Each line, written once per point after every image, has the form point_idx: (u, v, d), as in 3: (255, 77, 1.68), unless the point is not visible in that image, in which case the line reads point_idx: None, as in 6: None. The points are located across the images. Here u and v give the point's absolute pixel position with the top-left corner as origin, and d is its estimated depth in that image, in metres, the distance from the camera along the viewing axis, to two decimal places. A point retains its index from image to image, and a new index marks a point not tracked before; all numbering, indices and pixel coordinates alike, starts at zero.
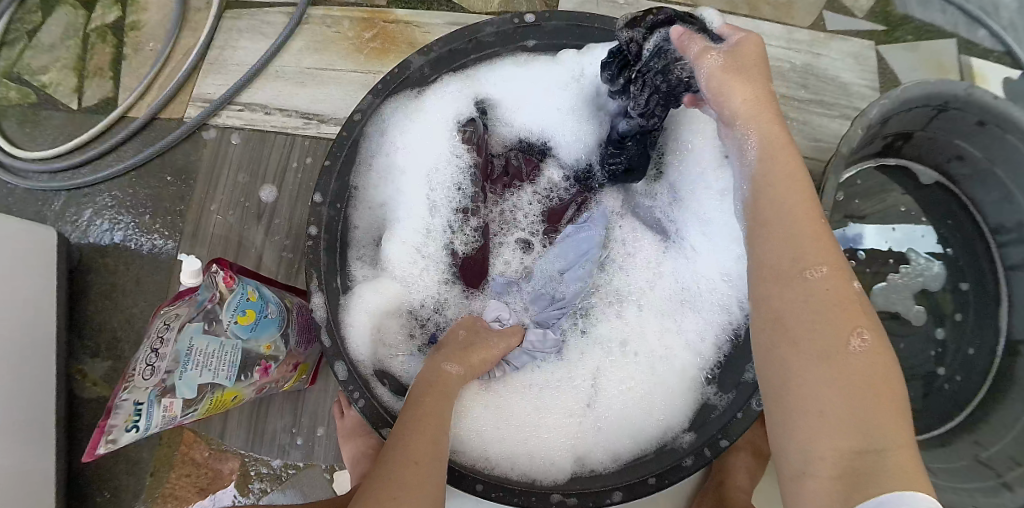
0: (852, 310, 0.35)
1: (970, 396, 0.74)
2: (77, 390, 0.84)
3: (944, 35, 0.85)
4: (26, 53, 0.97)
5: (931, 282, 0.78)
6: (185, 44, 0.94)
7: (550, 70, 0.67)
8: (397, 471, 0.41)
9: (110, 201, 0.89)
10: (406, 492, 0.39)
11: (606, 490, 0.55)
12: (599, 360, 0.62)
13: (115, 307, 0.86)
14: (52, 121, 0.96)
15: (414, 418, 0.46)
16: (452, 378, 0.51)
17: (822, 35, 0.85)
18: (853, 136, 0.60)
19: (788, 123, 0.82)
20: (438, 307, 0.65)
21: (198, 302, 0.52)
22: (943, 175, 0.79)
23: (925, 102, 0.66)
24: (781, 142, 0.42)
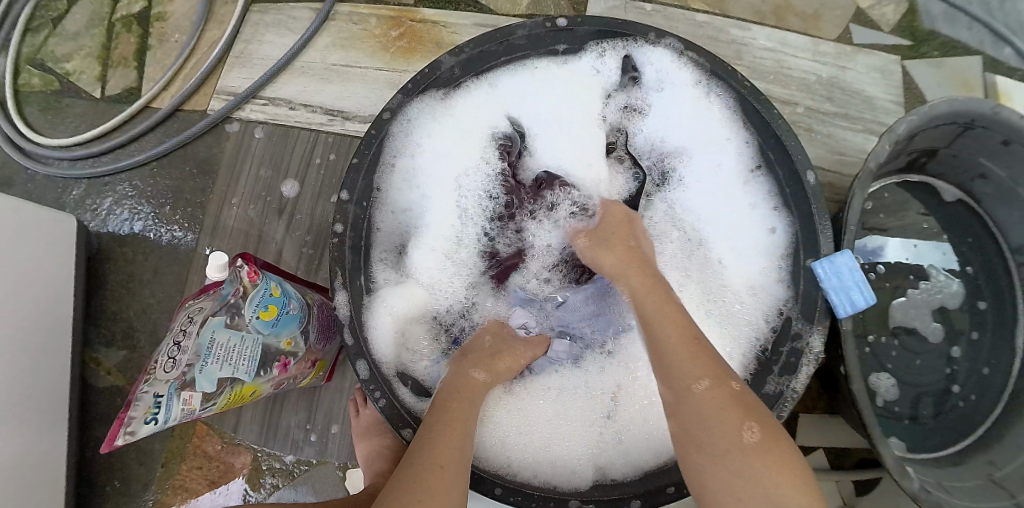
0: (742, 408, 0.42)
1: (984, 415, 0.73)
2: (91, 378, 0.84)
3: (970, 52, 0.84)
4: (51, 40, 0.98)
5: (949, 300, 0.77)
6: (210, 36, 0.94)
7: (577, 78, 0.68)
8: (422, 474, 0.41)
9: (131, 190, 0.89)
10: (431, 497, 0.39)
11: (624, 498, 0.54)
12: (620, 375, 0.61)
13: (132, 296, 0.86)
14: (74, 109, 0.97)
15: (439, 423, 0.46)
16: (480, 383, 0.51)
17: (849, 49, 0.84)
18: (880, 151, 0.59)
19: (811, 136, 0.82)
20: (464, 315, 0.65)
21: (222, 296, 0.52)
22: (966, 192, 0.78)
23: (951, 119, 0.66)
24: (647, 288, 0.52)
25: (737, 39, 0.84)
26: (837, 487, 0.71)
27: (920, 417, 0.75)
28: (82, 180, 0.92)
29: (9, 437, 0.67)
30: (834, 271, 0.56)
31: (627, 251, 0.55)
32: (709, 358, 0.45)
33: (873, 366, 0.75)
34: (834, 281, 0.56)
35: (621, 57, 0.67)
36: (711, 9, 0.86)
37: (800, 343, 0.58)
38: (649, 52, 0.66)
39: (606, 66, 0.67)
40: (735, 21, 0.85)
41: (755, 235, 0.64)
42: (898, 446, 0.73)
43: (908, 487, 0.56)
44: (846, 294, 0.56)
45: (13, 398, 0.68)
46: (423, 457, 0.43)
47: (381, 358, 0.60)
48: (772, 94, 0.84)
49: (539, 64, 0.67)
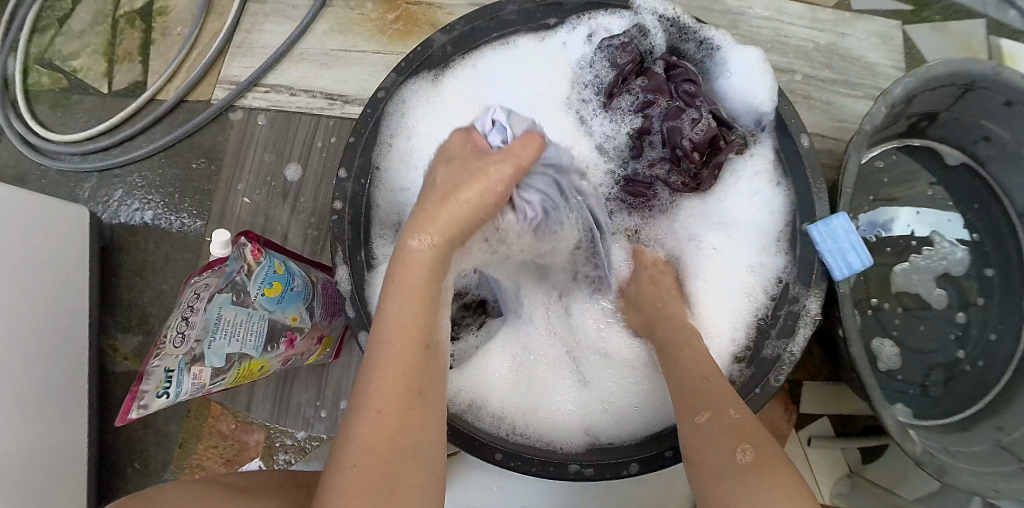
0: (741, 432, 0.42)
1: (994, 379, 0.73)
2: (110, 364, 0.87)
3: (973, 15, 0.83)
4: (56, 39, 1.01)
5: (953, 267, 0.76)
6: (212, 27, 0.96)
7: (554, 54, 0.68)
8: (360, 426, 0.36)
9: (140, 182, 0.91)
10: (365, 456, 0.35)
11: (622, 463, 0.54)
12: (586, 348, 0.63)
13: (145, 284, 0.88)
14: (83, 105, 0.99)
15: (373, 348, 0.40)
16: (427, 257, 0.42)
17: (848, 14, 0.83)
18: (876, 113, 0.58)
19: (810, 104, 0.81)
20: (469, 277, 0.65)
21: (227, 273, 0.53)
22: (969, 155, 0.77)
23: (950, 81, 0.65)
24: (673, 332, 0.55)
25: (732, 9, 0.84)
26: (843, 454, 0.72)
27: (927, 384, 0.74)
28: (93, 173, 0.94)
29: (25, 421, 0.69)
30: (829, 234, 0.56)
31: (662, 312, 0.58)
32: (717, 389, 0.47)
33: (875, 330, 0.74)
34: (832, 245, 0.56)
35: (590, 27, 0.67)
36: None
37: (798, 307, 0.58)
38: (610, 20, 0.67)
39: (575, 36, 0.67)
40: None
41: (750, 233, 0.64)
42: (903, 413, 0.73)
43: (912, 451, 0.55)
44: (842, 257, 0.56)
45: (29, 383, 0.71)
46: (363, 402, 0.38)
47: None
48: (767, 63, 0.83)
49: (528, 41, 0.68)
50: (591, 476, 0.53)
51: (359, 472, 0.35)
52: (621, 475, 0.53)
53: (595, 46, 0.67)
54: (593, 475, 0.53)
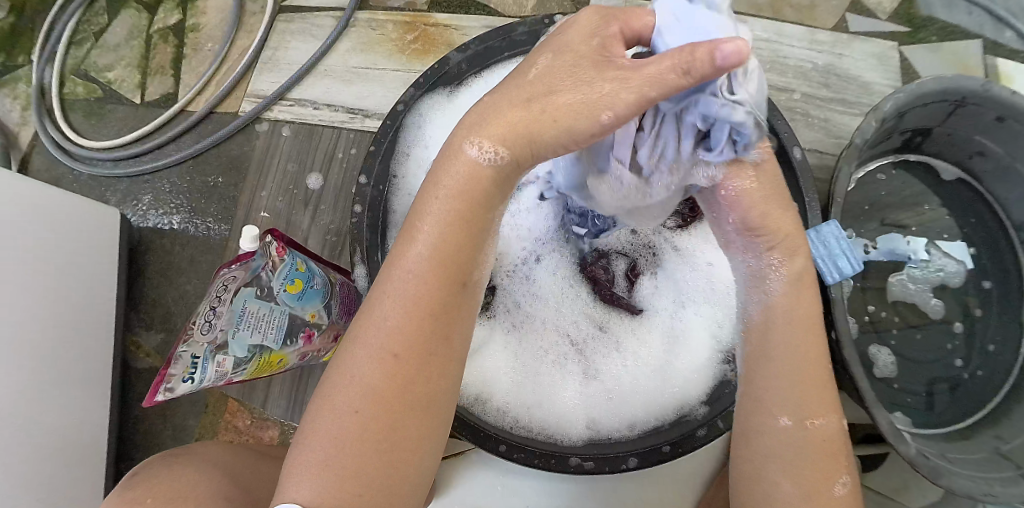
0: (835, 456, 0.41)
1: (990, 394, 0.74)
2: (132, 359, 0.90)
3: (968, 36, 0.87)
4: (93, 52, 1.08)
5: (950, 279, 0.79)
6: (241, 44, 1.02)
7: None
8: (370, 364, 0.38)
9: (168, 187, 0.96)
10: (369, 402, 0.38)
11: (622, 456, 0.57)
12: (599, 346, 0.64)
13: (169, 284, 0.92)
14: (115, 114, 1.05)
15: (390, 284, 0.40)
16: (477, 182, 0.40)
17: (845, 36, 0.87)
18: (867, 127, 0.62)
19: (809, 121, 0.84)
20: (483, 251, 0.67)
21: (252, 269, 0.58)
22: (965, 171, 0.80)
23: (941, 97, 0.69)
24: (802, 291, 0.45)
25: None
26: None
27: (930, 394, 0.75)
28: (124, 179, 0.99)
29: (49, 409, 0.73)
30: (822, 241, 0.60)
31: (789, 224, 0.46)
32: (826, 394, 0.42)
33: (871, 339, 0.76)
34: (825, 250, 0.60)
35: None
36: None
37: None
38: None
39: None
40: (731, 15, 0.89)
41: None
42: (904, 421, 0.74)
43: (905, 452, 0.57)
44: (833, 262, 0.59)
45: (56, 371, 0.75)
46: (376, 340, 0.39)
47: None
48: (768, 83, 0.86)
49: None
50: (591, 468, 0.56)
51: (361, 414, 0.38)
52: (619, 469, 0.57)
53: None
54: (593, 468, 0.56)
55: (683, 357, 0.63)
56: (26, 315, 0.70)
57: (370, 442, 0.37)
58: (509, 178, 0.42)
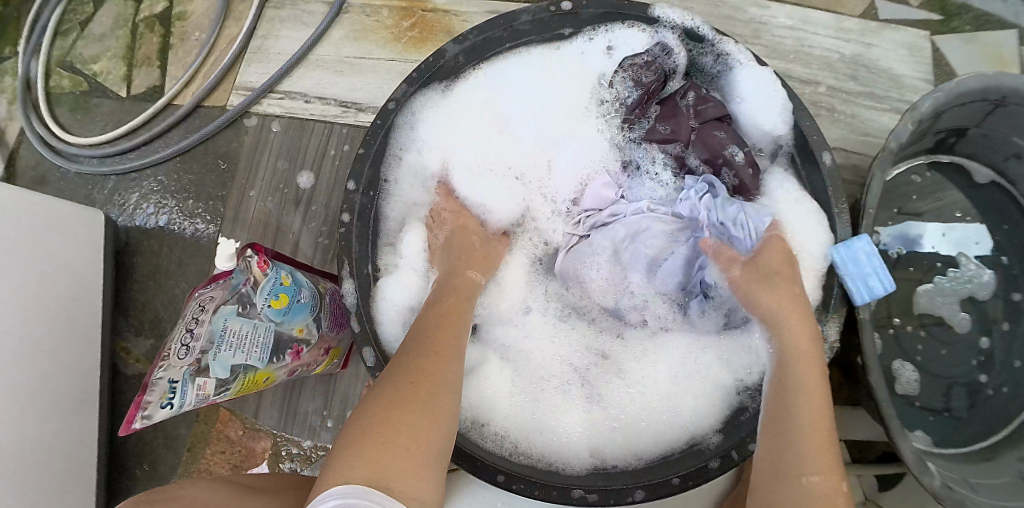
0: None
1: (1015, 414, 0.69)
2: (122, 365, 0.88)
3: (1005, 26, 0.79)
4: (79, 43, 1.03)
5: (978, 290, 0.74)
6: (229, 32, 0.97)
7: (568, 66, 0.67)
8: (419, 353, 0.46)
9: (156, 186, 0.92)
10: (413, 377, 0.43)
11: (628, 489, 0.52)
12: (603, 375, 0.61)
13: (158, 287, 0.89)
14: (101, 108, 1.01)
15: (435, 312, 0.52)
16: (467, 283, 0.57)
17: (874, 24, 0.81)
18: (903, 129, 0.56)
19: (833, 116, 0.79)
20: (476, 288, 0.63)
21: (233, 286, 0.53)
22: (999, 174, 0.74)
23: (981, 96, 0.62)
24: (804, 349, 0.48)
25: (754, 18, 0.82)
26: (858, 481, 0.69)
27: (948, 408, 0.71)
28: (112, 177, 0.96)
29: (35, 423, 0.70)
30: (851, 258, 0.54)
31: (788, 300, 0.51)
32: (827, 448, 0.41)
33: (894, 354, 0.72)
34: (855, 270, 0.54)
35: (608, 40, 0.65)
36: None
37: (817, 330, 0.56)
38: (628, 34, 0.65)
39: (593, 48, 0.66)
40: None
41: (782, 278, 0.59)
42: (923, 441, 0.69)
43: (929, 484, 0.53)
44: (863, 282, 0.54)
45: (41, 385, 0.72)
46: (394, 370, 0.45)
47: (388, 346, 0.60)
48: (791, 74, 0.81)
49: (548, 48, 0.66)
50: (595, 501, 0.52)
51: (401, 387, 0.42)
52: (625, 502, 0.52)
53: (614, 60, 0.66)
54: (597, 501, 0.52)
55: (693, 382, 0.59)
56: (6, 329, 0.67)
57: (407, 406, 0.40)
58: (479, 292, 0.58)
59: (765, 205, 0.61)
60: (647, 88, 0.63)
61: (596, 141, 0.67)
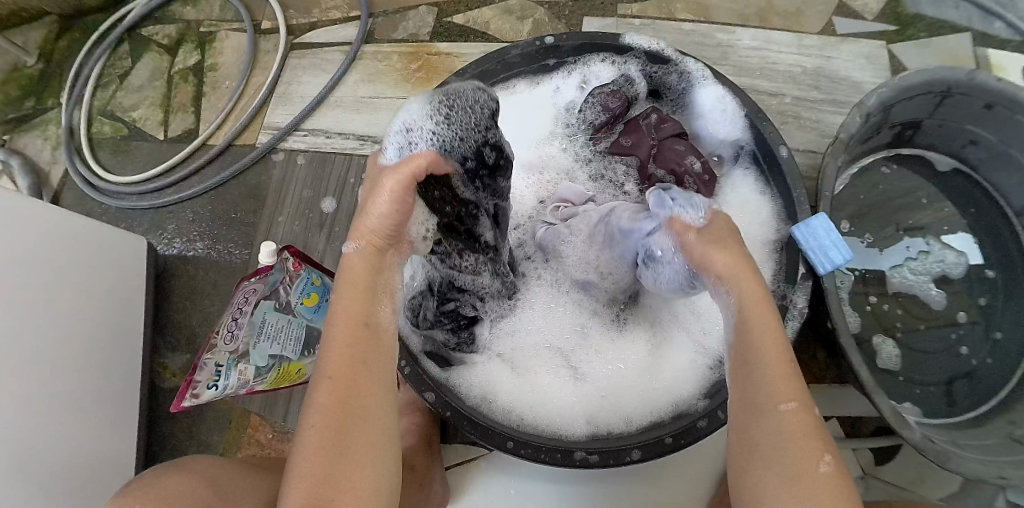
0: (816, 439, 0.37)
1: (1004, 381, 0.75)
2: (158, 381, 0.95)
3: (958, 29, 0.91)
4: (118, 93, 1.16)
5: (950, 269, 0.81)
6: (256, 80, 1.09)
7: (549, 99, 0.79)
8: (318, 389, 0.38)
9: (191, 216, 1.02)
10: (322, 420, 0.37)
11: (625, 449, 0.58)
12: (584, 357, 0.68)
13: (194, 306, 0.97)
14: (140, 150, 1.13)
15: (337, 320, 0.41)
16: (366, 259, 0.43)
17: (832, 39, 0.92)
18: (851, 123, 0.66)
19: (800, 123, 0.89)
20: (442, 257, 0.59)
21: (272, 282, 0.62)
22: (960, 161, 0.84)
23: (928, 88, 0.72)
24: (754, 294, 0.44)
25: (722, 42, 0.93)
26: (856, 456, 0.74)
27: (948, 384, 0.77)
28: (148, 211, 1.06)
29: (74, 426, 0.77)
30: (812, 234, 0.62)
31: (739, 256, 0.46)
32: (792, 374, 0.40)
33: (876, 329, 0.79)
34: (815, 243, 0.62)
35: (582, 77, 0.78)
36: (697, 18, 0.95)
37: (786, 301, 0.63)
38: (601, 69, 0.77)
39: (569, 83, 0.78)
40: (718, 27, 0.94)
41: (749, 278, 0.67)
42: (913, 412, 0.75)
43: (911, 437, 0.58)
44: (824, 254, 0.61)
45: (80, 391, 0.78)
46: (315, 383, 0.39)
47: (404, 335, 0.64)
48: (759, 88, 0.91)
49: (534, 82, 0.78)
50: (596, 461, 0.57)
51: (316, 431, 0.37)
52: (623, 461, 0.58)
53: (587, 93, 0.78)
54: (598, 461, 0.57)
55: (665, 358, 0.67)
56: (51, 333, 0.75)
57: (332, 455, 0.36)
58: (383, 256, 0.45)
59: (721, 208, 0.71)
60: (614, 108, 0.74)
61: (574, 160, 0.77)
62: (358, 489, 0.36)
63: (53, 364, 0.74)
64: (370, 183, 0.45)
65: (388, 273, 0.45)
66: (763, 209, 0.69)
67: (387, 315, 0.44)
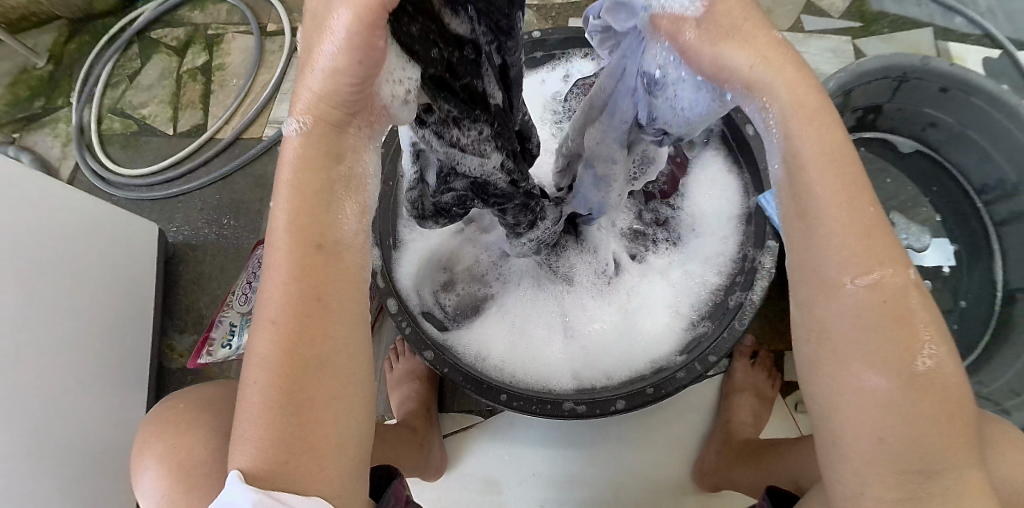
0: (906, 320, 0.35)
1: (975, 340, 0.83)
2: (166, 361, 1.00)
3: (920, 25, 0.99)
4: (128, 92, 1.21)
5: (916, 241, 0.88)
6: (262, 78, 1.15)
7: (535, 90, 0.85)
8: (256, 335, 0.33)
9: (201, 205, 1.07)
10: (262, 375, 0.33)
11: (611, 400, 0.64)
12: (568, 316, 0.73)
13: (202, 290, 1.02)
14: (149, 145, 1.17)
15: (287, 232, 0.32)
16: (317, 130, 0.31)
17: (801, 35, 0.99)
18: None
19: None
20: (437, 129, 0.38)
21: None
22: (921, 143, 0.91)
23: (886, 74, 0.78)
24: (810, 110, 0.35)
25: None
26: None
27: None
28: (146, 202, 1.12)
29: (87, 399, 0.81)
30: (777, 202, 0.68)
31: (768, 44, 0.34)
32: (879, 236, 0.36)
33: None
34: None
35: (566, 70, 0.84)
36: None
37: (754, 262, 0.68)
38: (582, 62, 0.83)
39: (553, 76, 0.84)
40: None
41: (721, 247, 0.73)
42: None
43: None
44: None
45: (91, 364, 0.83)
46: (257, 324, 0.34)
47: (407, 298, 0.70)
48: None
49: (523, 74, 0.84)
50: (583, 411, 0.63)
51: (259, 390, 0.33)
52: (609, 410, 0.63)
53: (570, 84, 0.84)
54: (584, 411, 0.63)
55: (646, 321, 0.72)
56: (71, 309, 0.79)
57: (278, 414, 0.33)
58: (341, 136, 0.32)
59: (693, 185, 0.77)
60: None
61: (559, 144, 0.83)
62: (315, 447, 0.33)
63: (70, 339, 0.79)
64: (311, 26, 0.29)
65: (351, 160, 0.33)
66: (729, 185, 0.75)
67: (351, 222, 0.35)
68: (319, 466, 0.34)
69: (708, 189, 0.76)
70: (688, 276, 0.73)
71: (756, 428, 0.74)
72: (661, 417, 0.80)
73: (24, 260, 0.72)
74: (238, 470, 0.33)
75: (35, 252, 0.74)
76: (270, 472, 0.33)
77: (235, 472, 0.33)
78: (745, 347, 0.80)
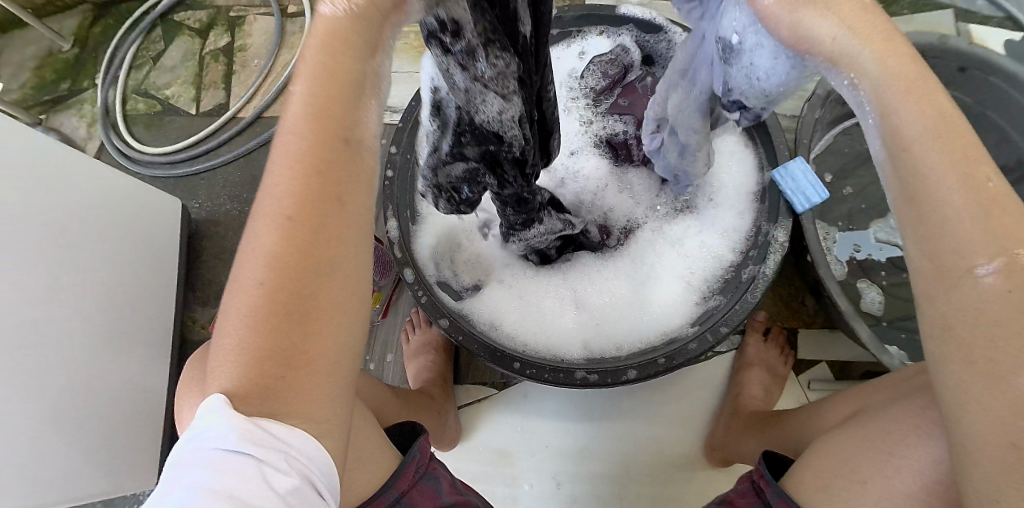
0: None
1: None
2: (189, 332, 1.02)
3: (941, 6, 0.97)
4: (151, 73, 1.23)
5: None
6: (283, 59, 1.17)
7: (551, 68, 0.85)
8: (264, 231, 0.31)
9: (224, 182, 1.10)
10: (272, 278, 0.31)
11: (622, 369, 0.64)
12: (581, 287, 0.75)
13: (224, 265, 1.06)
14: (173, 124, 1.19)
15: (301, 136, 0.31)
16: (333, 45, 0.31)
17: None
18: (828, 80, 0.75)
19: None
20: (461, 59, 0.36)
21: None
22: None
23: None
24: (908, 80, 0.31)
25: None
26: None
27: None
28: (171, 180, 1.14)
29: (116, 366, 0.84)
30: (791, 175, 0.69)
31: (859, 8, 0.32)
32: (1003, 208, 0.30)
33: (860, 276, 0.85)
34: (795, 183, 0.69)
35: (581, 47, 0.85)
36: None
37: (767, 236, 0.68)
38: (598, 40, 0.84)
39: (569, 53, 0.85)
40: None
41: (733, 219, 0.73)
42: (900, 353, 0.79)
43: (891, 363, 0.66)
44: (803, 194, 0.69)
45: (118, 332, 0.85)
46: (250, 240, 0.31)
47: (424, 269, 0.72)
48: None
49: None
50: (594, 380, 0.64)
51: (263, 294, 0.31)
52: (620, 380, 0.64)
53: (585, 61, 0.84)
54: (596, 380, 0.64)
55: (657, 293, 0.73)
56: (97, 279, 0.82)
57: (279, 323, 0.31)
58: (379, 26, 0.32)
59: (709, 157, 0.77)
60: (614, 74, 0.80)
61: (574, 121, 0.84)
62: (311, 364, 0.31)
63: (99, 308, 0.81)
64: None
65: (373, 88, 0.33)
66: (745, 157, 0.75)
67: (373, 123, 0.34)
68: (313, 390, 0.32)
69: (725, 160, 0.76)
70: (702, 249, 0.74)
71: (766, 404, 0.74)
72: (670, 393, 0.81)
73: (45, 231, 0.73)
74: (223, 394, 0.30)
75: (63, 228, 0.76)
76: (264, 391, 0.31)
77: (220, 394, 0.31)
78: (757, 323, 0.80)
